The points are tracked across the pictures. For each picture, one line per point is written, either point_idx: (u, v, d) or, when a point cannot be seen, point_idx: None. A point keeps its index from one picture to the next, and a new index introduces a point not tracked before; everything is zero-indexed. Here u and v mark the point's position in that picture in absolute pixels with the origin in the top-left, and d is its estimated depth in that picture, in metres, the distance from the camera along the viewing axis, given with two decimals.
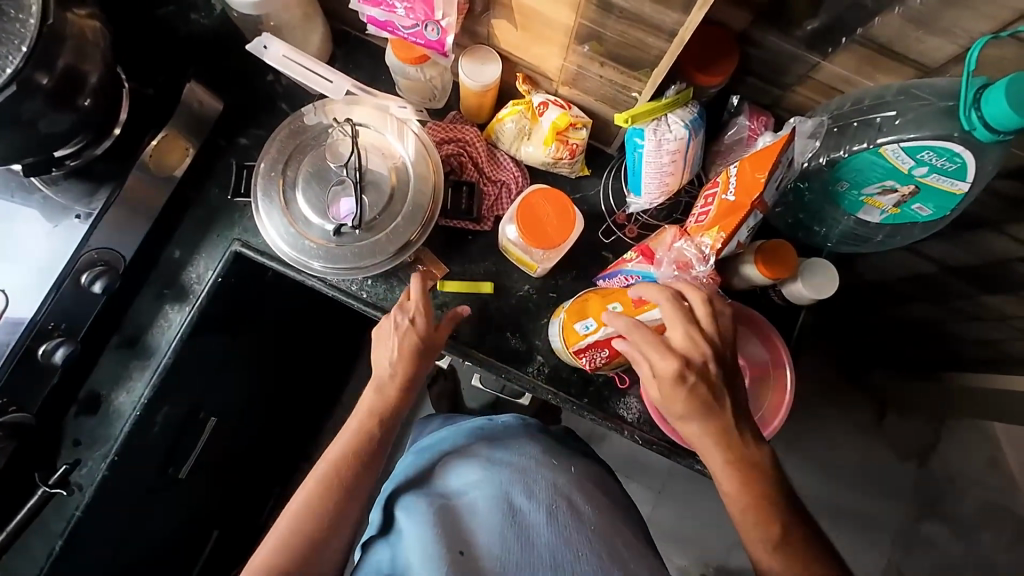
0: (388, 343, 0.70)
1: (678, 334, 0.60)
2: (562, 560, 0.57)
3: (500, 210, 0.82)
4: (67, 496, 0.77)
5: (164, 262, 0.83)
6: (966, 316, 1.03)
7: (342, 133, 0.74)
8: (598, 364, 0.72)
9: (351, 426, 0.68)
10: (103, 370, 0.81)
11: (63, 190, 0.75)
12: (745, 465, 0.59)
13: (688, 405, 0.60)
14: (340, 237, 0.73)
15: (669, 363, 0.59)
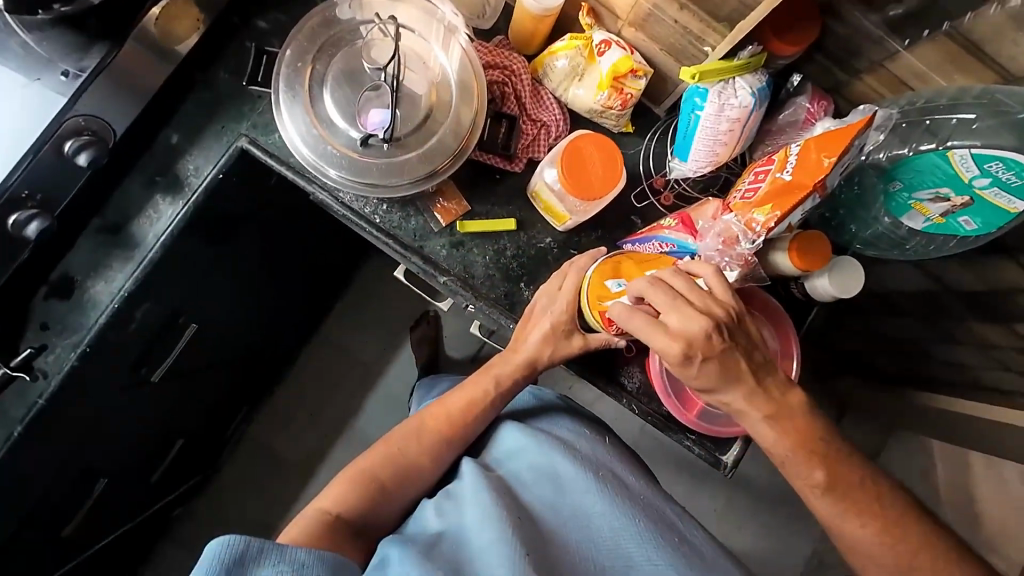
0: (540, 324, 0.71)
1: (674, 316, 0.58)
2: (615, 519, 0.61)
3: (535, 152, 0.76)
4: (30, 382, 0.72)
5: (160, 146, 0.75)
6: (945, 338, 1.02)
7: (383, 32, 0.67)
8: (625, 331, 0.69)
9: (459, 395, 0.74)
10: (81, 254, 0.74)
11: (49, 39, 0.62)
12: (782, 413, 0.62)
13: (701, 378, 0.60)
14: (366, 150, 0.67)
15: (671, 344, 0.59)
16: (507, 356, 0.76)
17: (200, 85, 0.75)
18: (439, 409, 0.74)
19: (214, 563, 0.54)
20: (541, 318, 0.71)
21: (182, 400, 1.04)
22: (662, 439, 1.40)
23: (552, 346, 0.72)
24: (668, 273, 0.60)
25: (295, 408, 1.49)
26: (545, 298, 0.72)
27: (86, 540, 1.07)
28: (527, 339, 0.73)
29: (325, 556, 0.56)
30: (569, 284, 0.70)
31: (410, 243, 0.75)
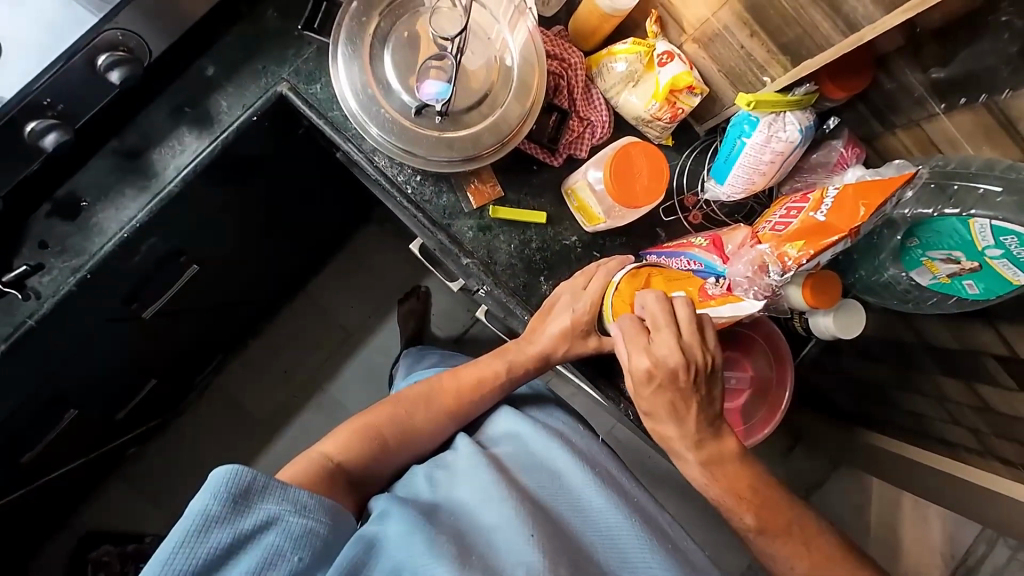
0: (560, 319, 0.73)
1: (660, 343, 0.62)
2: (610, 515, 0.63)
3: (576, 149, 0.76)
4: (21, 300, 0.68)
5: (192, 74, 0.72)
6: (908, 387, 1.08)
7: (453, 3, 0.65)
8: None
9: (472, 372, 0.77)
10: (92, 174, 0.70)
11: None
12: (720, 464, 0.65)
13: (653, 400, 0.64)
14: (417, 119, 0.66)
15: (640, 361, 0.62)
16: (519, 345, 0.77)
17: (245, 20, 0.72)
18: (446, 383, 0.76)
19: (222, 489, 0.56)
20: (563, 315, 0.72)
21: (162, 340, 1.00)
22: (630, 444, 1.44)
23: (566, 346, 0.74)
24: (678, 301, 0.62)
25: (270, 363, 1.46)
26: (568, 294, 0.73)
27: (43, 468, 1.02)
28: (547, 331, 0.73)
29: (325, 502, 0.60)
30: (594, 287, 0.71)
31: (438, 220, 0.75)
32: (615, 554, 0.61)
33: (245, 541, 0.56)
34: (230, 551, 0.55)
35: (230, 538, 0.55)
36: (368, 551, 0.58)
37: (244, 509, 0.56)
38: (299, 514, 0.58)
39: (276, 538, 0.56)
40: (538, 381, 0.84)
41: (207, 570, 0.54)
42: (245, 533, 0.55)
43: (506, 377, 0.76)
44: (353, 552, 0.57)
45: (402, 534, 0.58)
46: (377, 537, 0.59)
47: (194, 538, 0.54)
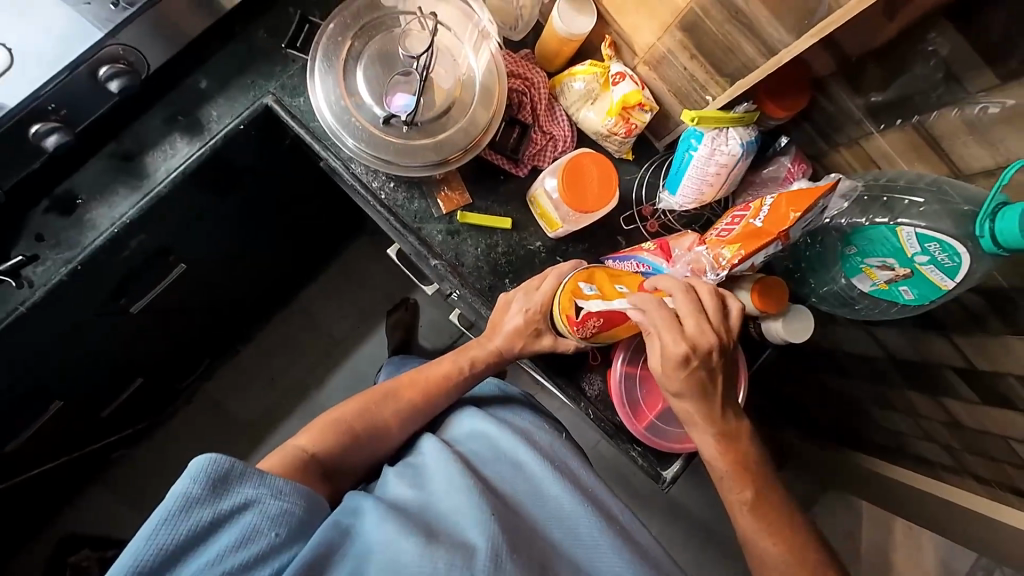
0: (512, 316, 0.77)
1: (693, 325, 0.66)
2: (569, 505, 0.67)
3: (540, 161, 0.82)
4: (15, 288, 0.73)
5: (187, 87, 0.78)
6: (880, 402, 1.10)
7: (421, 26, 0.72)
8: (588, 334, 0.73)
9: (434, 371, 0.81)
10: (88, 175, 0.76)
11: None
12: (729, 438, 0.69)
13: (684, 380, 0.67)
14: (386, 128, 0.72)
15: (681, 345, 0.66)
16: (479, 343, 0.82)
17: (238, 39, 0.79)
18: (410, 381, 0.80)
19: (201, 473, 0.58)
20: (518, 315, 0.77)
21: (149, 338, 1.05)
22: (611, 458, 1.45)
23: (523, 346, 0.78)
24: (703, 287, 0.67)
25: (258, 369, 1.49)
26: (523, 292, 0.77)
27: (28, 460, 1.06)
28: (502, 328, 0.78)
29: (299, 487, 0.64)
30: (547, 286, 0.75)
31: (409, 223, 0.80)
32: (573, 539, 0.65)
33: (222, 523, 0.58)
34: (206, 534, 0.57)
35: (210, 518, 0.57)
36: (343, 538, 0.60)
37: (223, 491, 0.59)
38: (276, 496, 0.61)
39: (255, 518, 0.59)
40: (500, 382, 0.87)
41: (185, 550, 0.56)
42: (223, 514, 0.58)
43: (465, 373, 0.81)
44: (327, 538, 0.60)
45: (374, 523, 0.60)
46: (352, 529, 0.61)
47: (172, 521, 0.56)
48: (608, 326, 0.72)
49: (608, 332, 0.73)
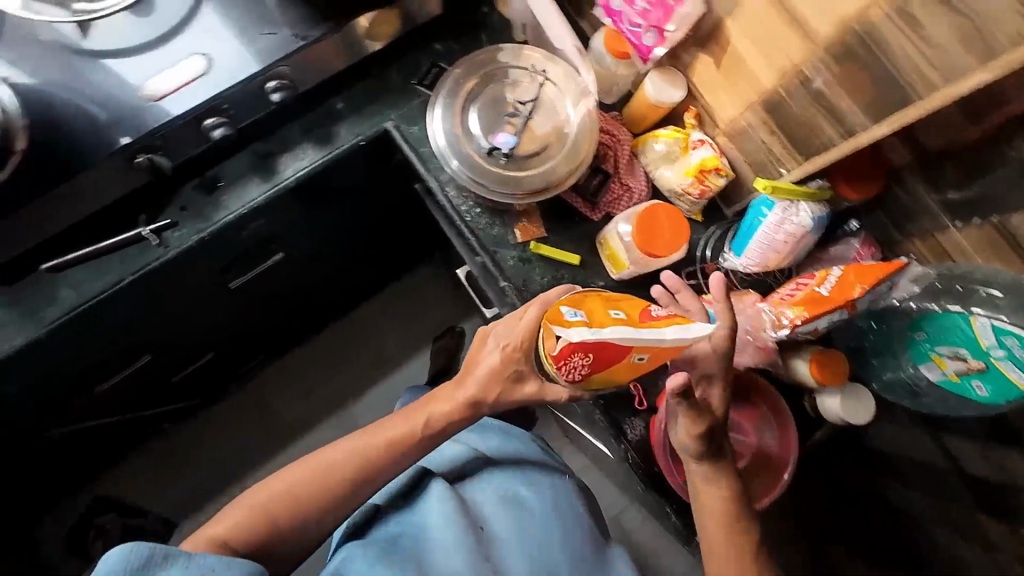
0: (490, 355, 0.79)
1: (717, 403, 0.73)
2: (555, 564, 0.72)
3: (614, 208, 0.89)
4: (153, 246, 0.85)
5: (325, 107, 0.93)
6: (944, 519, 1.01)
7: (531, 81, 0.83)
8: (576, 372, 0.66)
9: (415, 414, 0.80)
10: (232, 164, 0.90)
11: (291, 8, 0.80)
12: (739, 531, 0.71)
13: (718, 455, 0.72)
14: (485, 159, 0.82)
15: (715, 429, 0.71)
16: (449, 390, 0.81)
17: (373, 75, 0.94)
18: (377, 429, 0.79)
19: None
20: (495, 351, 0.78)
21: (231, 320, 1.17)
22: (634, 528, 1.39)
23: (504, 387, 0.78)
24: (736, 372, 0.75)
25: (305, 369, 1.58)
26: (501, 324, 0.79)
27: (105, 408, 1.17)
28: (481, 366, 0.79)
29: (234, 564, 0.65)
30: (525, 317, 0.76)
31: (486, 245, 0.88)
32: (553, 572, 0.71)
33: None
34: None
35: None
36: None
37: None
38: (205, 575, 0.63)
39: None
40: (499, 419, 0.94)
41: None
42: None
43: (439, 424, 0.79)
44: None
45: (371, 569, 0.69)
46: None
47: None
48: (597, 362, 0.65)
49: (594, 372, 0.67)
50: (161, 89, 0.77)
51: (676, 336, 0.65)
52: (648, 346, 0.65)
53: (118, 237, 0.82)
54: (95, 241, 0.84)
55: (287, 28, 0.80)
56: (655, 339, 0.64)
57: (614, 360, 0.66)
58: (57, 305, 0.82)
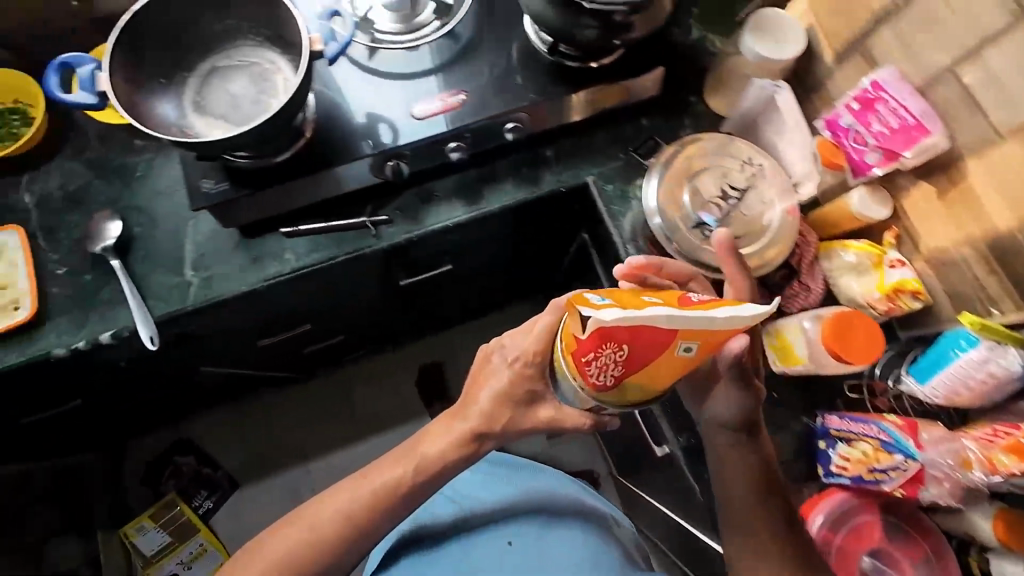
0: (495, 379, 0.83)
1: (748, 393, 0.75)
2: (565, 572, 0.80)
3: (789, 304, 0.90)
4: (369, 235, 0.96)
5: (537, 152, 1.02)
6: None
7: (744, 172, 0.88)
8: (612, 365, 0.61)
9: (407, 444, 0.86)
10: (446, 182, 0.99)
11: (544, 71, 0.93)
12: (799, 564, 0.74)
13: (749, 425, 0.77)
14: (686, 233, 0.86)
15: (740, 397, 0.75)
16: (448, 418, 0.85)
17: (582, 133, 1.04)
18: (373, 473, 0.83)
19: None
20: (504, 373, 0.82)
21: (373, 313, 1.28)
22: None
23: (515, 410, 0.80)
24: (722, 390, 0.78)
25: (390, 374, 1.73)
26: (499, 356, 0.83)
27: (249, 362, 1.29)
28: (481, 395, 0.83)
29: None
30: (516, 345, 0.81)
31: None
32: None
33: None
34: None
35: None
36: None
37: None
38: None
39: None
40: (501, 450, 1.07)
41: None
42: None
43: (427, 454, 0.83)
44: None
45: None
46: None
47: None
48: (629, 363, 0.61)
49: (626, 370, 0.63)
50: (424, 108, 0.91)
51: (715, 316, 0.56)
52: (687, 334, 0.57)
53: (347, 221, 0.95)
54: (325, 220, 0.96)
55: (531, 87, 0.94)
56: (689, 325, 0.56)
57: (646, 356, 0.60)
58: (280, 263, 0.94)
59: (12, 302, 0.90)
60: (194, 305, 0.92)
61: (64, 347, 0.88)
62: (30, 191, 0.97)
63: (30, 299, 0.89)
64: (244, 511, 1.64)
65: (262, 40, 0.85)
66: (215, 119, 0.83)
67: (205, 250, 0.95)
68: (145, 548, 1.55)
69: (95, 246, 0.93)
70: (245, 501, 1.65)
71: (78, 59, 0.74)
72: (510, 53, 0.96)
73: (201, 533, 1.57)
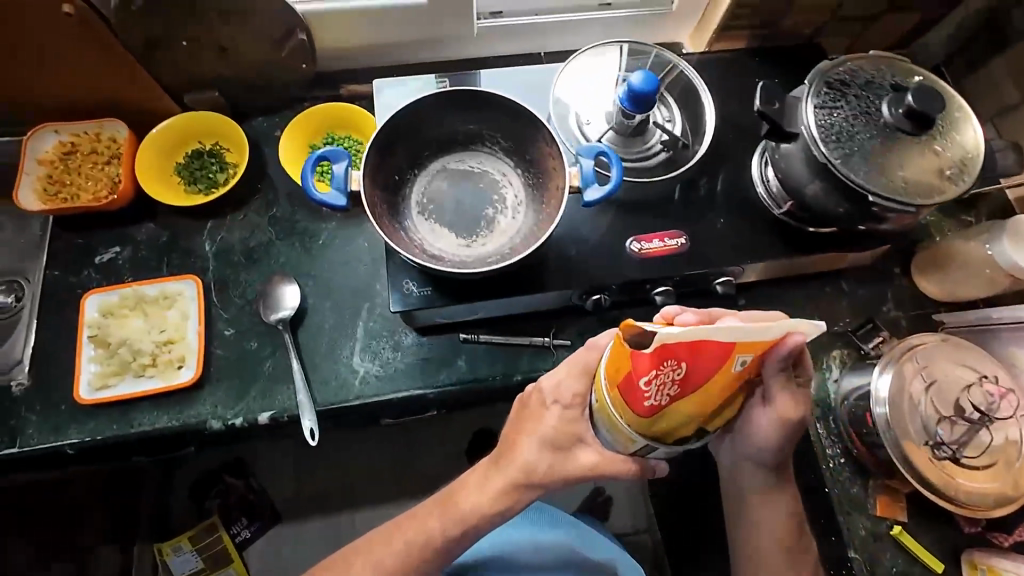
0: (532, 428, 0.74)
1: (781, 400, 0.68)
2: None
3: (991, 532, 0.84)
4: (548, 357, 0.90)
5: (729, 298, 0.96)
6: None
7: (988, 389, 0.79)
8: (669, 392, 0.56)
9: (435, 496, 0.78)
10: (633, 313, 0.94)
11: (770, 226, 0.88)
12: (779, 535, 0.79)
13: (782, 457, 0.75)
14: (920, 448, 0.77)
15: (788, 417, 0.69)
16: (483, 469, 0.76)
17: (776, 285, 0.98)
18: (398, 527, 0.77)
19: None
20: (552, 416, 0.71)
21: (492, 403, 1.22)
22: None
23: (552, 455, 0.70)
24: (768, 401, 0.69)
25: None
26: (547, 406, 0.72)
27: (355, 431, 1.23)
28: (525, 453, 0.73)
29: None
30: (574, 399, 0.71)
31: (842, 504, 0.86)
32: None
33: None
34: None
35: None
36: None
37: None
38: None
39: None
40: (540, 506, 0.97)
41: None
42: None
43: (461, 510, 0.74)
44: None
45: None
46: None
47: None
48: (685, 382, 0.55)
49: (683, 391, 0.56)
50: (644, 242, 0.85)
51: (772, 326, 0.54)
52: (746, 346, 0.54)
53: (530, 340, 0.90)
54: (507, 334, 0.91)
55: (738, 232, 0.89)
56: (751, 338, 0.53)
57: (703, 375, 0.55)
58: (454, 369, 0.89)
59: (179, 359, 0.86)
60: (359, 401, 0.87)
61: (220, 421, 0.83)
62: (212, 239, 0.93)
63: (197, 360, 0.85)
64: (284, 549, 1.48)
65: (497, 149, 0.82)
66: (438, 224, 0.78)
67: (376, 340, 0.90)
68: (175, 573, 1.39)
69: (271, 314, 0.89)
70: (286, 541, 1.48)
71: (334, 152, 0.70)
72: (719, 184, 0.92)
73: (234, 566, 1.43)
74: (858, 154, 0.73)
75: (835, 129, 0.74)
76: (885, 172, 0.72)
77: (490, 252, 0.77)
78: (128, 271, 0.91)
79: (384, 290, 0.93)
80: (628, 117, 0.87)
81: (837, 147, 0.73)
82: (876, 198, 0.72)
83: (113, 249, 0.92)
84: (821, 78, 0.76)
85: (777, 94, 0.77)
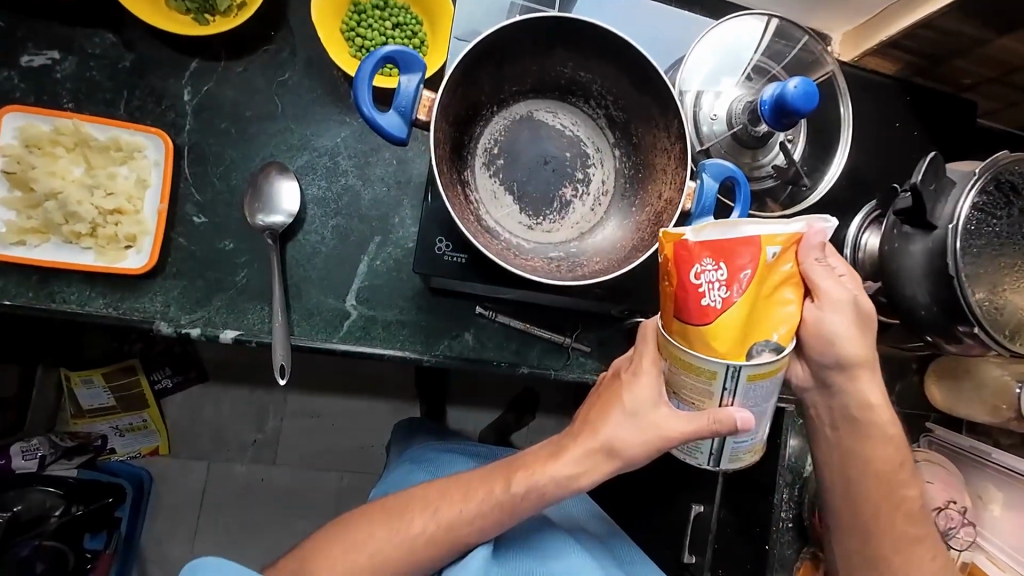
0: (607, 394, 0.57)
1: (835, 282, 0.52)
2: None
3: None
4: (561, 358, 0.78)
5: None
6: None
7: (950, 510, 0.84)
8: (713, 297, 0.43)
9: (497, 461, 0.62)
10: None
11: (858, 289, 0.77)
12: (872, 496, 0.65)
13: (860, 355, 0.60)
14: None
15: (842, 296, 0.54)
16: (554, 441, 0.60)
17: None
18: (446, 489, 0.60)
19: None
20: (652, 378, 0.52)
21: None
22: None
23: (640, 429, 0.54)
24: (843, 309, 0.56)
25: None
26: (626, 375, 0.55)
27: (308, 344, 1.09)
28: (615, 429, 0.56)
29: None
30: (652, 366, 0.52)
31: None
32: None
33: None
34: None
35: None
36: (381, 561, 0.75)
37: None
38: None
39: None
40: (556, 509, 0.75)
41: None
42: None
43: (528, 479, 0.58)
44: None
45: None
46: None
47: None
48: (737, 279, 0.43)
49: (733, 292, 0.43)
50: None
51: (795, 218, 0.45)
52: (783, 237, 0.43)
53: (549, 334, 0.77)
54: (527, 321, 0.77)
55: None
56: (783, 225, 0.43)
57: (752, 271, 0.43)
58: (457, 342, 0.76)
59: (127, 237, 0.67)
60: (342, 346, 0.73)
61: (171, 326, 0.68)
62: (193, 87, 0.71)
63: (152, 246, 0.67)
64: (206, 409, 1.27)
65: (599, 113, 0.66)
66: (501, 185, 0.65)
67: (377, 280, 0.74)
68: (83, 405, 1.15)
69: (258, 217, 0.70)
70: (208, 399, 1.26)
71: (402, 56, 0.54)
72: None
73: (150, 412, 1.21)
74: (982, 275, 0.64)
75: (978, 239, 0.64)
76: (996, 306, 0.65)
77: (553, 243, 0.65)
78: (70, 92, 0.68)
79: (402, 226, 0.75)
80: (755, 123, 0.71)
81: (970, 261, 0.64)
82: (973, 327, 0.64)
83: (50, 53, 0.68)
84: (992, 172, 0.64)
85: (937, 173, 0.65)
